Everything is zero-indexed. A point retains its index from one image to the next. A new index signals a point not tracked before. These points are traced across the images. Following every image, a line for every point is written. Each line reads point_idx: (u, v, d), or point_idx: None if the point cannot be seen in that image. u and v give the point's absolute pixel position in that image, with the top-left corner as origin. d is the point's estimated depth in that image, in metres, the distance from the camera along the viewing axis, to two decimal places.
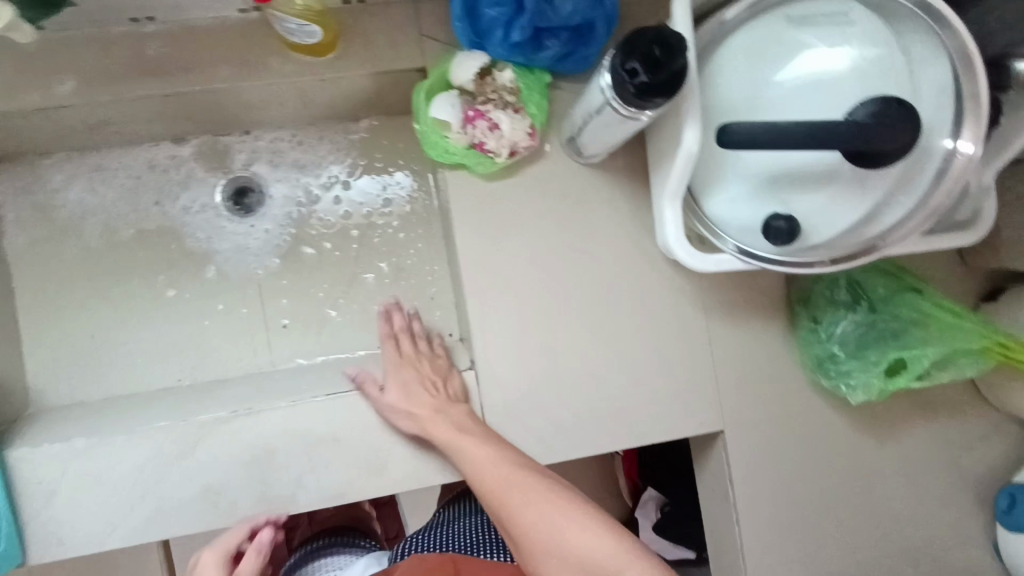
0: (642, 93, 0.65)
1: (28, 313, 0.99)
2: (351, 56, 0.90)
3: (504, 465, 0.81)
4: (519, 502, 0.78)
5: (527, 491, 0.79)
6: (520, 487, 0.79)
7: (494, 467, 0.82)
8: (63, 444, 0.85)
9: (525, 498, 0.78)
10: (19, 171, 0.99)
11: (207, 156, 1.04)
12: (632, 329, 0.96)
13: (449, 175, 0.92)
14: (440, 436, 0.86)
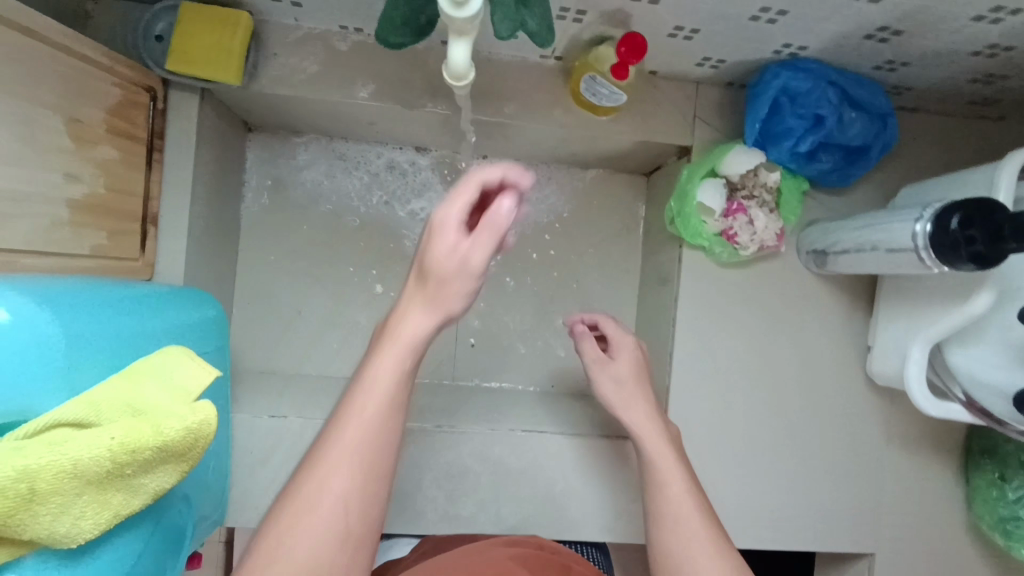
0: (964, 258, 0.67)
1: (244, 275, 1.02)
2: (629, 118, 0.92)
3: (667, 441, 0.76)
4: (668, 483, 0.72)
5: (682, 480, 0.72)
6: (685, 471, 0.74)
7: (653, 429, 0.77)
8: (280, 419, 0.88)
9: (684, 489, 0.71)
10: (270, 143, 1.03)
11: (440, 168, 1.07)
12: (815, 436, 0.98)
13: (690, 253, 0.94)
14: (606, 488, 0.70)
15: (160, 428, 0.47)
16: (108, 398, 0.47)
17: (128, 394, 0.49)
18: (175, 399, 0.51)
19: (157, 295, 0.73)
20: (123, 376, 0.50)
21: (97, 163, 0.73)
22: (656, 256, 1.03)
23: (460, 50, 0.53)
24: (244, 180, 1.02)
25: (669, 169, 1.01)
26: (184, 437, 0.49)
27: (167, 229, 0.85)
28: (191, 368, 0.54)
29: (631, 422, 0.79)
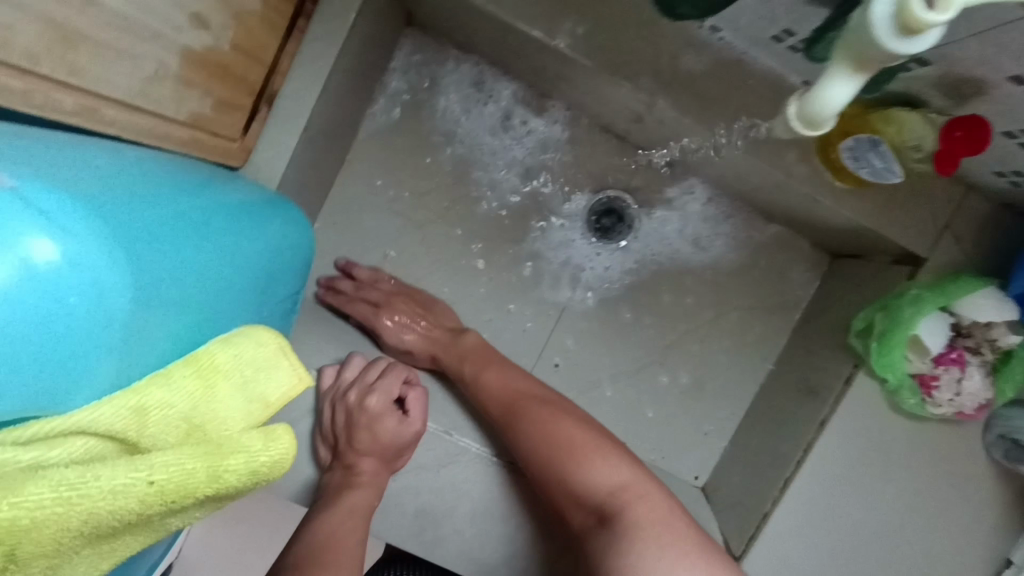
0: None
1: (338, 190, 0.85)
2: (867, 200, 0.72)
3: (638, 486, 0.64)
4: (590, 457, 0.67)
5: (650, 510, 0.61)
6: (648, 503, 0.62)
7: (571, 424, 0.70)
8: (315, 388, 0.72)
9: (654, 518, 0.60)
10: (428, 49, 0.84)
11: (603, 157, 0.88)
12: None
13: (863, 381, 0.76)
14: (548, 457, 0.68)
15: (219, 472, 0.34)
16: (160, 406, 0.36)
17: (189, 401, 0.38)
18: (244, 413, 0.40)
19: (249, 205, 0.56)
20: (191, 370, 0.39)
21: (233, 11, 0.55)
22: (809, 359, 0.85)
23: (845, 90, 0.41)
24: (383, 81, 0.84)
25: (874, 268, 0.81)
26: (243, 483, 0.36)
27: (281, 116, 0.68)
28: (276, 372, 0.43)
29: (542, 432, 0.69)
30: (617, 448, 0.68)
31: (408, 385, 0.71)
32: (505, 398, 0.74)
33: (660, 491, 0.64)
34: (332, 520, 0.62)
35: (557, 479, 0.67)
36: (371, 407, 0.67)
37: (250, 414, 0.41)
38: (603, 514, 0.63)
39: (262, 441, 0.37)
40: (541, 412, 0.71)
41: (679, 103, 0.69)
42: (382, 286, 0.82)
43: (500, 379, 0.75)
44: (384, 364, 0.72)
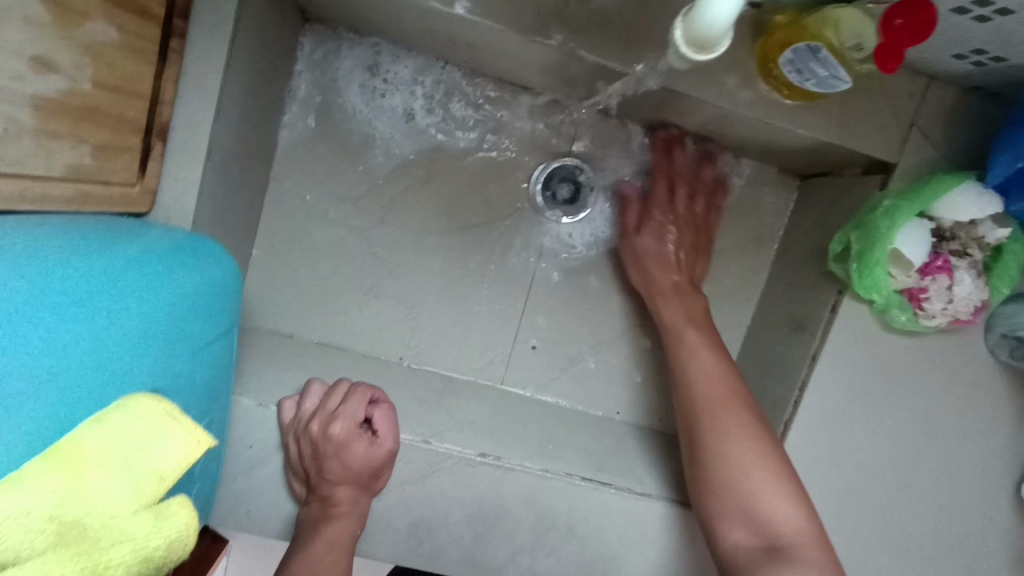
0: None
1: (271, 209, 0.81)
2: (821, 114, 0.67)
3: (806, 534, 0.60)
4: (733, 441, 0.66)
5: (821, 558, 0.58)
6: (812, 552, 0.59)
7: (753, 442, 0.65)
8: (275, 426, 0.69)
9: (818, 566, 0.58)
10: (331, 45, 0.78)
11: (540, 119, 0.83)
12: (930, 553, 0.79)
13: (848, 306, 0.71)
14: (728, 465, 0.65)
15: (102, 568, 0.35)
16: (15, 513, 0.33)
17: (55, 496, 0.35)
18: (131, 495, 0.38)
19: (141, 259, 0.53)
20: (53, 464, 0.36)
21: (84, 48, 0.50)
22: (792, 291, 0.80)
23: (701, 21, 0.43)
24: (289, 89, 0.78)
25: (842, 184, 0.76)
26: (137, 570, 0.37)
27: (179, 149, 0.63)
28: (166, 437, 0.40)
29: (733, 449, 0.65)
30: (799, 484, 0.63)
31: (372, 404, 0.68)
32: (713, 389, 0.70)
33: (824, 546, 0.60)
34: (313, 557, 0.63)
35: (733, 500, 0.63)
36: (335, 435, 0.65)
37: (142, 492, 0.38)
38: (771, 546, 0.60)
39: (153, 521, 0.38)
40: (741, 428, 0.66)
41: (601, 49, 0.64)
42: (679, 195, 0.81)
43: (707, 366, 0.72)
44: (345, 387, 0.70)
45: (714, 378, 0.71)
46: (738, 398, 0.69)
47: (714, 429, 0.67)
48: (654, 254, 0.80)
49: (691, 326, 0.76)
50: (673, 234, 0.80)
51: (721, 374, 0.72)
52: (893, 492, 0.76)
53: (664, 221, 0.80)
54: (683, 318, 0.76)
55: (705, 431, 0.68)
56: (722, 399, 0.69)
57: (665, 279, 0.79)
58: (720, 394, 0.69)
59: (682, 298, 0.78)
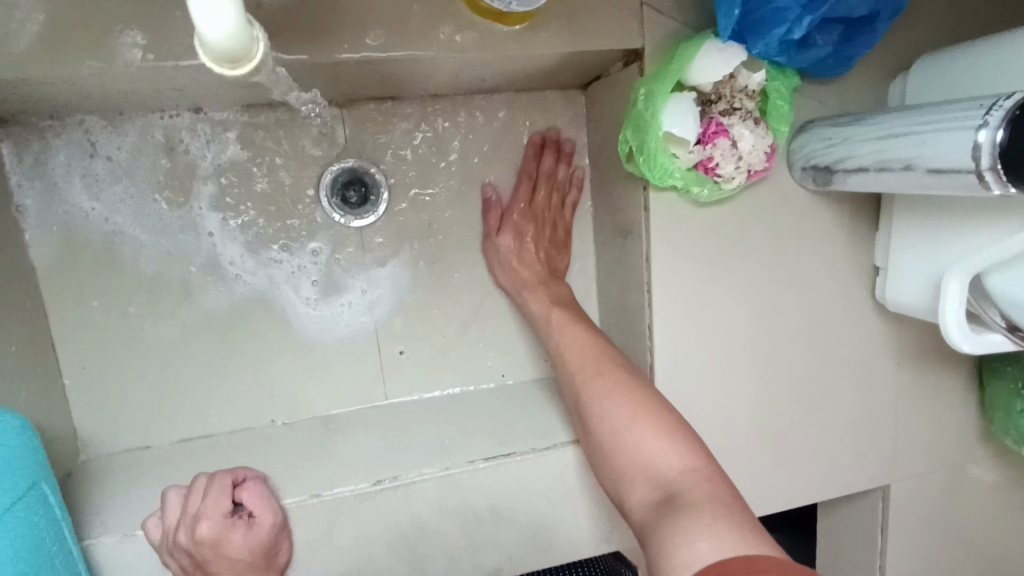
0: None
1: (66, 332, 0.74)
2: (549, 28, 0.64)
3: (692, 473, 0.54)
4: (604, 398, 0.65)
5: (706, 495, 0.51)
6: (703, 488, 0.52)
7: (621, 395, 0.64)
8: (149, 551, 0.64)
9: (660, 441, 0.58)
10: (41, 144, 0.72)
11: (298, 132, 0.78)
12: (823, 383, 0.83)
13: (656, 199, 0.71)
14: (605, 429, 0.63)
15: None
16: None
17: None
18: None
19: None
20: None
21: None
22: (611, 200, 0.80)
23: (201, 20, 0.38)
24: (17, 206, 0.71)
25: (614, 82, 0.75)
26: None
27: None
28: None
29: (609, 418, 0.63)
30: (687, 431, 0.59)
31: (237, 486, 0.65)
32: (580, 359, 0.70)
33: (718, 480, 0.53)
34: None
35: (621, 466, 0.60)
36: (205, 535, 0.61)
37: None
38: (662, 495, 0.54)
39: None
40: (610, 386, 0.65)
41: (298, 46, 0.59)
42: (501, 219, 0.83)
43: (573, 341, 0.73)
44: (202, 481, 0.66)
45: (580, 352, 0.71)
46: (605, 358, 0.69)
47: (590, 394, 0.66)
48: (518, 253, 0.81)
49: (555, 307, 0.77)
50: (527, 231, 0.82)
51: (596, 346, 0.71)
52: (766, 344, 0.79)
53: (517, 221, 0.82)
54: (546, 304, 0.78)
55: (586, 402, 0.66)
56: (590, 364, 0.69)
57: (529, 272, 0.82)
58: (587, 367, 0.69)
59: (545, 289, 0.80)
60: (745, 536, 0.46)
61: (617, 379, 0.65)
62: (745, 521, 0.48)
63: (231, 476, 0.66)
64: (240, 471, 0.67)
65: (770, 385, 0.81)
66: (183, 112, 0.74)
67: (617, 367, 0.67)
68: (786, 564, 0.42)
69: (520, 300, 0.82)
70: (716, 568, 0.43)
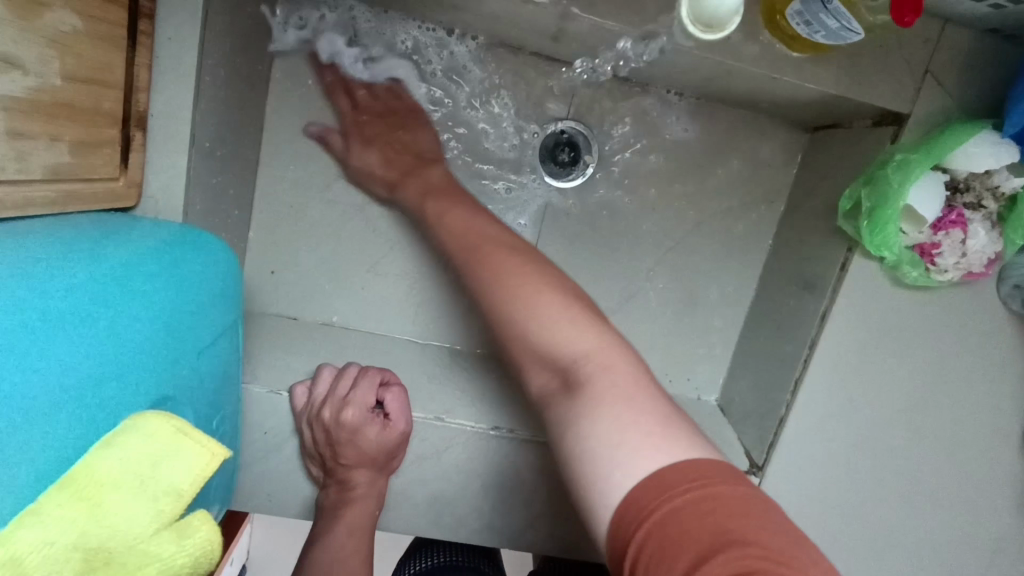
0: None
1: (264, 191, 0.79)
2: (832, 66, 0.63)
3: (596, 355, 0.55)
4: (498, 264, 0.62)
5: (612, 385, 0.52)
6: (609, 376, 0.53)
7: (509, 266, 0.62)
8: (286, 416, 0.68)
9: (555, 318, 0.57)
10: (310, 15, 0.75)
11: (530, 81, 0.81)
12: (948, 510, 0.78)
13: (858, 263, 0.70)
14: (495, 318, 0.61)
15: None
16: (31, 552, 0.28)
17: (74, 530, 0.29)
18: (152, 515, 0.32)
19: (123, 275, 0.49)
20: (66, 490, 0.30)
21: (48, 38, 0.47)
22: (800, 248, 0.79)
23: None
24: (270, 65, 0.76)
25: (852, 137, 0.73)
26: None
27: (160, 136, 0.59)
28: (178, 455, 0.34)
29: (483, 292, 0.62)
30: (602, 325, 0.58)
31: (382, 387, 0.69)
32: (462, 237, 0.66)
33: (640, 375, 0.54)
34: (336, 542, 0.65)
35: (519, 351, 0.60)
36: (347, 421, 0.66)
37: (162, 510, 0.33)
38: (566, 382, 0.56)
39: (175, 540, 0.32)
40: (545, 278, 0.61)
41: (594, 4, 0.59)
42: (360, 94, 0.78)
43: (460, 222, 0.68)
44: (353, 371, 0.70)
45: (479, 233, 0.66)
46: (507, 245, 0.65)
47: (484, 270, 0.62)
48: (390, 143, 0.77)
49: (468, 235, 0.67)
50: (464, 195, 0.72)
51: (476, 221, 0.68)
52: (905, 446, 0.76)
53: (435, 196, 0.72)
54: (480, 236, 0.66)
55: (470, 279, 0.64)
56: (477, 243, 0.65)
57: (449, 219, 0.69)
58: (472, 245, 0.65)
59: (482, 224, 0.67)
60: (660, 442, 0.47)
61: (502, 253, 0.63)
62: (666, 421, 0.49)
63: (380, 376, 0.70)
64: (375, 372, 0.70)
65: (891, 488, 0.77)
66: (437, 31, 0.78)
67: (484, 240, 0.65)
68: (741, 474, 0.44)
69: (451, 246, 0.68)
70: (667, 475, 0.44)
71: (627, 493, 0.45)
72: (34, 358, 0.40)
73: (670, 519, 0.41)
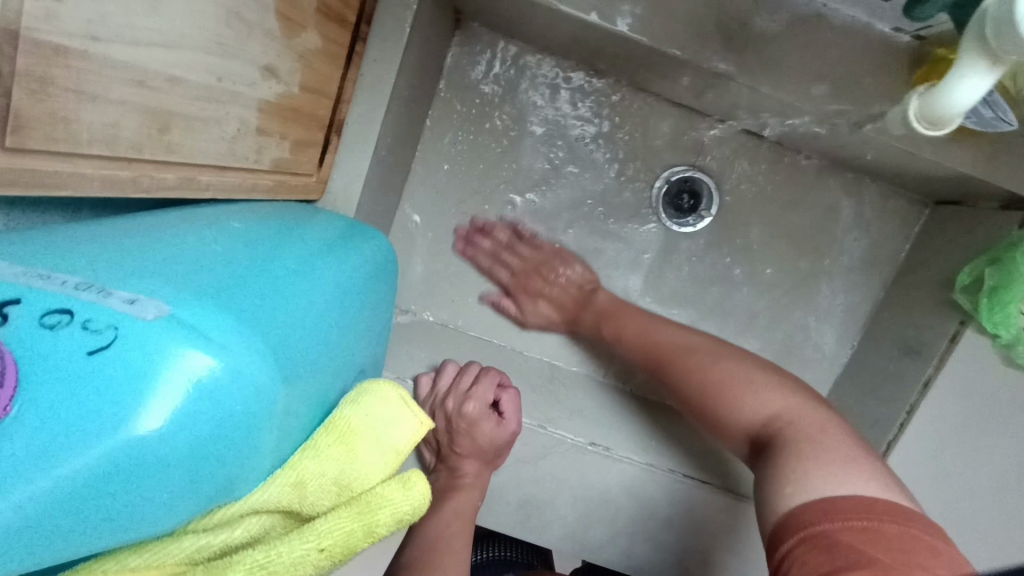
0: None
1: (414, 198, 0.88)
2: (971, 148, 0.66)
3: (799, 409, 0.61)
4: (693, 362, 0.73)
5: (814, 430, 0.57)
6: (810, 422, 0.58)
7: (679, 334, 0.77)
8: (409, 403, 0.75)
9: (759, 383, 0.66)
10: (478, 48, 0.85)
11: (664, 127, 0.87)
12: None
13: (968, 337, 0.72)
14: (692, 370, 0.72)
15: (373, 527, 0.38)
16: (315, 476, 0.38)
17: (336, 467, 0.39)
18: (382, 468, 0.41)
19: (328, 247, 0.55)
20: (333, 437, 0.40)
21: (298, 54, 0.56)
22: (908, 315, 0.81)
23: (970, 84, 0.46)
24: (438, 88, 0.86)
25: (976, 216, 0.76)
26: (393, 530, 0.40)
27: (352, 142, 0.68)
28: (399, 421, 0.43)
29: (700, 369, 0.71)
30: (795, 387, 0.65)
31: (500, 387, 0.75)
32: (656, 349, 0.77)
33: (824, 416, 0.59)
34: (441, 523, 0.69)
35: (720, 411, 0.67)
36: (467, 415, 0.72)
37: (387, 464, 0.42)
38: (762, 436, 0.61)
39: (402, 489, 0.40)
40: (715, 356, 0.72)
41: (752, 68, 0.65)
42: (522, 251, 0.88)
43: (642, 330, 0.80)
44: (476, 369, 0.76)
45: (654, 346, 0.78)
46: (690, 347, 0.75)
47: (679, 366, 0.73)
48: (549, 290, 0.86)
49: (603, 325, 0.83)
50: (534, 285, 0.87)
51: (656, 330, 0.79)
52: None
53: (524, 279, 0.87)
54: (596, 325, 0.84)
55: (679, 366, 0.73)
56: (665, 352, 0.76)
57: (558, 298, 0.86)
58: (661, 348, 0.77)
59: (587, 308, 0.85)
60: (836, 471, 0.50)
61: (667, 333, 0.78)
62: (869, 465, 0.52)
63: (497, 378, 0.75)
64: (490, 372, 0.76)
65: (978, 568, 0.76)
66: (578, 71, 0.86)
67: (660, 351, 0.77)
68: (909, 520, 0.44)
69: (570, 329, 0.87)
70: (822, 509, 0.46)
71: (800, 506, 0.48)
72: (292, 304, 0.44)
73: (809, 540, 0.44)
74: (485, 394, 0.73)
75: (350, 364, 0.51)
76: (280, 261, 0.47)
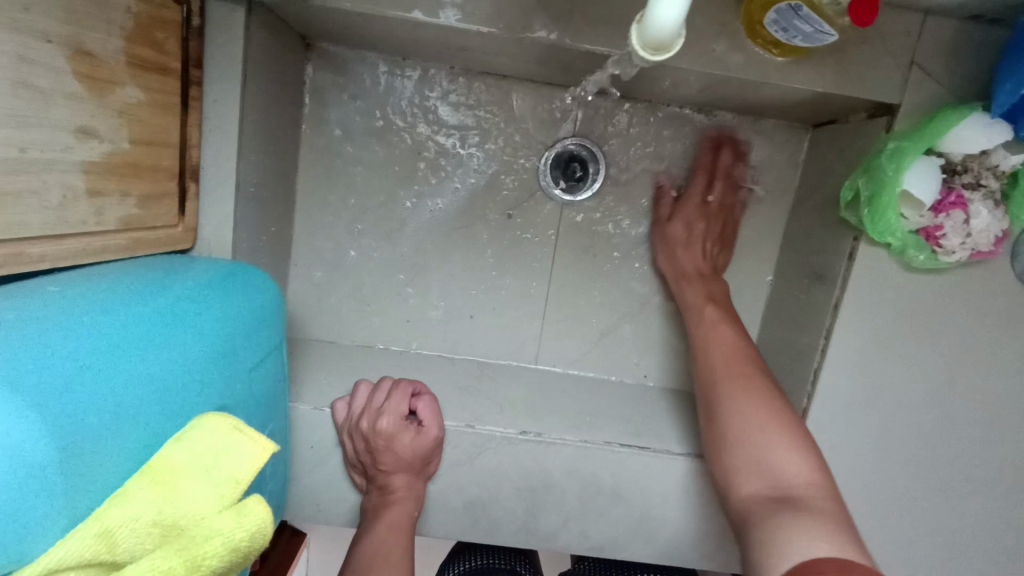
0: None
1: (310, 228, 0.89)
2: (814, 66, 0.66)
3: (812, 485, 0.62)
4: (739, 392, 0.70)
5: (830, 509, 0.59)
6: (823, 501, 0.60)
7: (736, 353, 0.74)
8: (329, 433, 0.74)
9: (778, 441, 0.65)
10: (337, 68, 0.85)
11: (538, 107, 0.88)
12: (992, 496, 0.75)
13: (863, 250, 0.71)
14: (722, 405, 0.70)
15: (199, 561, 0.42)
16: (126, 522, 0.40)
17: (151, 509, 0.42)
18: (216, 497, 0.45)
19: (193, 293, 0.55)
20: (148, 480, 0.43)
21: (118, 110, 0.56)
22: (810, 241, 0.81)
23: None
24: (307, 115, 0.86)
25: (849, 130, 0.76)
26: (229, 559, 0.43)
27: (210, 185, 0.68)
28: (235, 448, 0.47)
29: (734, 406, 0.69)
30: (809, 444, 0.65)
31: (414, 396, 0.76)
32: (720, 363, 0.74)
33: (833, 498, 0.60)
34: (376, 540, 0.69)
35: (738, 457, 0.67)
36: (382, 429, 0.72)
37: (222, 496, 0.46)
38: (779, 496, 0.61)
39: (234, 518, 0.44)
40: (765, 394, 0.69)
41: (584, 33, 0.65)
42: (692, 199, 0.87)
43: (723, 337, 0.77)
44: (387, 385, 0.77)
45: (722, 363, 0.75)
46: (752, 370, 0.72)
47: (725, 390, 0.71)
48: (685, 246, 0.85)
49: (712, 303, 0.81)
50: (697, 224, 0.86)
51: (733, 344, 0.76)
52: (941, 434, 0.74)
53: (689, 212, 0.86)
54: (703, 295, 0.82)
55: (720, 394, 0.71)
56: (728, 368, 0.73)
57: (689, 264, 0.85)
58: (729, 363, 0.74)
59: (703, 283, 0.84)
60: (839, 537, 0.54)
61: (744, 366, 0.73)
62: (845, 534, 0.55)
63: (411, 386, 0.77)
64: (399, 381, 0.77)
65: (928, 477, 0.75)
66: (440, 71, 0.86)
67: (723, 364, 0.74)
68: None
69: (676, 288, 0.85)
70: (825, 565, 0.49)
71: (811, 562, 0.51)
72: (111, 362, 0.44)
73: None
74: (400, 403, 0.74)
75: (204, 404, 0.52)
76: (111, 315, 0.47)
